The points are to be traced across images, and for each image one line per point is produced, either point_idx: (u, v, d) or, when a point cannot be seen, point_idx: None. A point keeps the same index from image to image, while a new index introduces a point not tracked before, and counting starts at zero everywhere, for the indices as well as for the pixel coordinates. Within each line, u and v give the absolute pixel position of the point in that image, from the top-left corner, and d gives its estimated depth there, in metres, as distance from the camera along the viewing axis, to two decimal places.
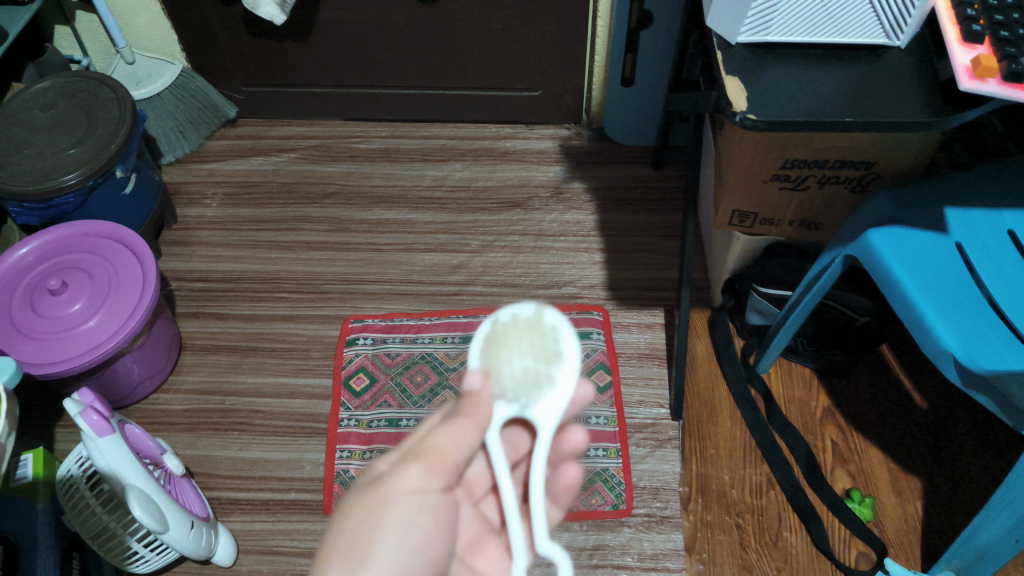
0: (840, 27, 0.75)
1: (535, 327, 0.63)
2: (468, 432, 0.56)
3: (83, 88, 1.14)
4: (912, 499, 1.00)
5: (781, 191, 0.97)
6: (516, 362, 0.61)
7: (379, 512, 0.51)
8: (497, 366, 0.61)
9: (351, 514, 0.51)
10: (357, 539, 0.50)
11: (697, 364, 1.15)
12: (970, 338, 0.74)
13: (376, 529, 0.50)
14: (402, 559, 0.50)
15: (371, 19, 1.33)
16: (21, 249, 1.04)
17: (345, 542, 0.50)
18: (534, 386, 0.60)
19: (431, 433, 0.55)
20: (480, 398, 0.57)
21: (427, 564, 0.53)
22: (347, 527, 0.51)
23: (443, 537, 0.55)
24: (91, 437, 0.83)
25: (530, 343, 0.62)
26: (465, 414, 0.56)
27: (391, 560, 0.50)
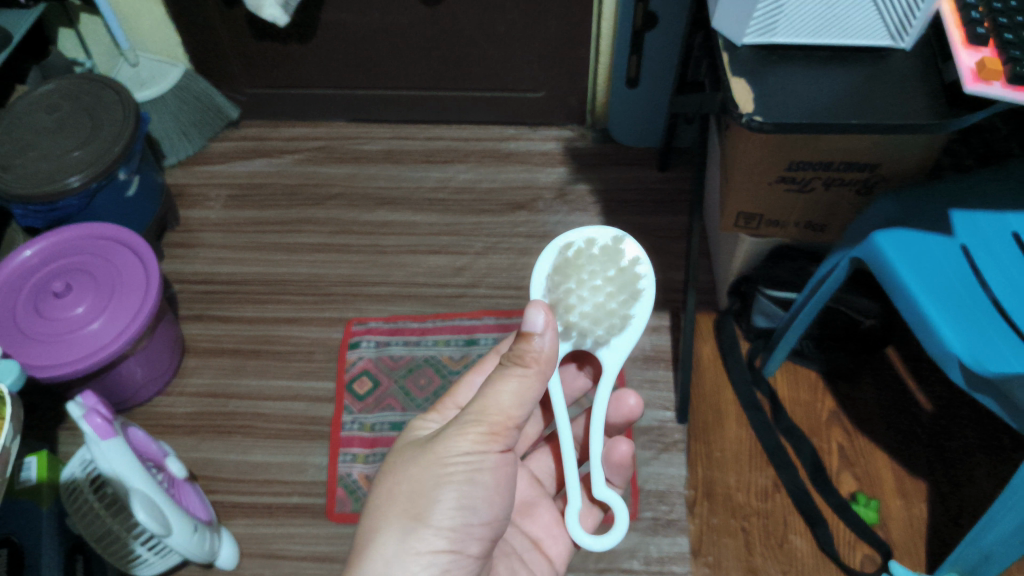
0: (847, 29, 0.73)
1: (610, 260, 0.69)
2: (530, 388, 0.59)
3: (86, 90, 1.14)
4: (918, 502, 0.99)
5: (787, 193, 0.97)
6: (588, 295, 0.68)
7: (437, 476, 0.59)
8: (567, 301, 0.67)
9: (414, 472, 0.59)
10: (417, 498, 0.58)
11: (702, 367, 1.14)
12: (975, 340, 0.73)
13: (434, 491, 0.58)
14: (457, 516, 0.59)
15: (374, 21, 1.32)
16: (25, 251, 1.04)
17: (409, 496, 0.59)
18: (601, 322, 0.67)
19: (490, 392, 0.59)
20: (544, 339, 0.59)
21: (482, 518, 0.61)
22: (409, 485, 0.59)
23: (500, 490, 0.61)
24: (94, 440, 0.82)
25: (602, 277, 0.68)
26: (530, 366, 0.59)
27: (448, 517, 0.58)
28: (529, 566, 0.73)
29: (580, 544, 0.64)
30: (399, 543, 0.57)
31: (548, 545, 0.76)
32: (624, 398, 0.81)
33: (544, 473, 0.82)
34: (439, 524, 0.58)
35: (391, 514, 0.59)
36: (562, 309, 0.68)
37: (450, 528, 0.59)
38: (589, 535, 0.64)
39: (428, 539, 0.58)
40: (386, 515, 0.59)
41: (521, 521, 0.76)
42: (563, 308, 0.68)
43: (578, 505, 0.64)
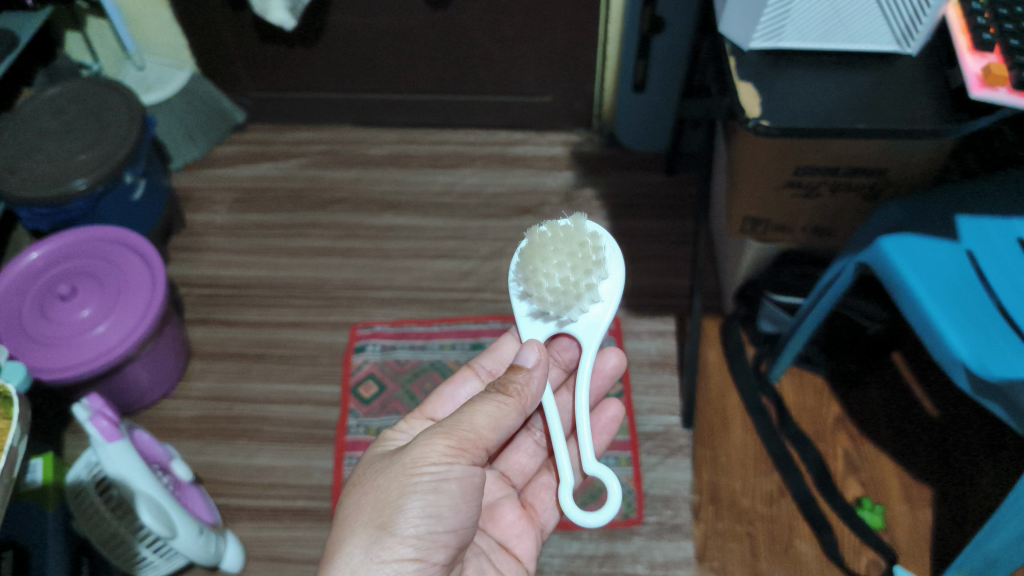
0: (853, 35, 0.73)
1: (572, 236, 0.68)
2: (506, 414, 0.62)
3: (93, 93, 1.14)
4: (923, 508, 0.99)
5: (793, 198, 0.97)
6: (554, 272, 0.66)
7: (401, 484, 0.58)
8: (537, 280, 0.66)
9: (382, 481, 0.59)
10: (383, 506, 0.58)
11: (708, 373, 1.14)
12: (982, 345, 0.73)
13: (398, 499, 0.57)
14: (422, 524, 0.57)
15: (381, 26, 1.32)
16: (31, 254, 1.04)
17: (375, 504, 0.58)
18: (571, 297, 0.66)
19: (468, 412, 0.61)
20: (532, 379, 0.64)
21: (447, 526, 0.59)
22: (376, 495, 0.59)
23: (470, 502, 0.59)
24: (102, 442, 0.82)
25: (566, 252, 0.67)
26: (510, 396, 0.62)
27: (412, 525, 0.57)
28: (497, 563, 0.71)
29: (571, 518, 0.61)
30: (363, 549, 0.57)
31: (516, 546, 0.74)
32: (606, 359, 0.86)
33: (516, 471, 0.81)
34: (403, 533, 0.57)
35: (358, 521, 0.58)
36: (533, 287, 0.67)
37: (415, 536, 0.57)
38: (582, 511, 0.61)
39: (391, 546, 0.57)
40: (353, 521, 0.59)
41: (487, 525, 0.75)
42: (534, 285, 0.67)
43: (570, 481, 0.62)
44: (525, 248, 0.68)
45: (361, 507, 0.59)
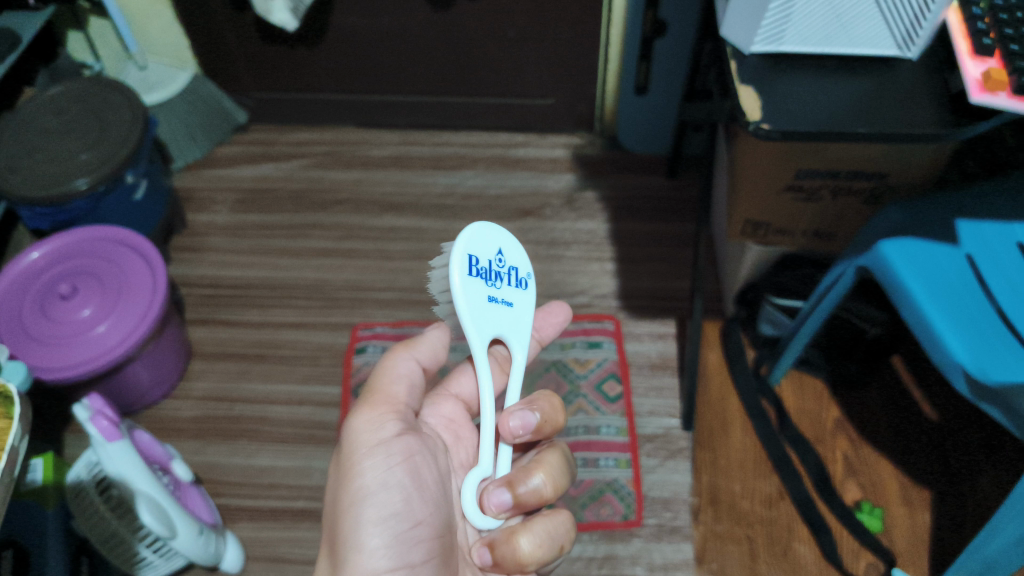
0: (854, 39, 0.74)
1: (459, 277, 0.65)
2: (398, 369, 0.65)
3: (96, 92, 1.14)
4: (923, 511, 1.00)
5: (794, 202, 0.97)
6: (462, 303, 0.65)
7: (348, 493, 0.59)
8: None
9: (334, 501, 0.60)
10: (342, 525, 0.58)
11: (708, 376, 1.14)
12: (980, 349, 0.73)
13: (351, 512, 0.58)
14: (384, 528, 0.57)
15: (384, 27, 1.33)
16: (32, 253, 1.04)
17: (334, 526, 0.59)
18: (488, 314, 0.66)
19: (367, 393, 0.64)
20: (423, 339, 0.68)
21: (411, 521, 0.58)
22: (335, 517, 0.59)
23: (420, 487, 0.60)
24: (101, 442, 0.82)
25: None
26: (396, 350, 0.66)
27: (375, 535, 0.57)
28: None
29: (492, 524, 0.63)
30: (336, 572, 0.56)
31: None
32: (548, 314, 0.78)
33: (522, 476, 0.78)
34: (369, 541, 0.57)
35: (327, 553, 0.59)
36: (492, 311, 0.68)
37: (383, 544, 0.57)
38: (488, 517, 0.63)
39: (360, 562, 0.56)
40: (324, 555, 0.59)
41: None
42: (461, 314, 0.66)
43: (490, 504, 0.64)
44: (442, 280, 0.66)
45: (329, 536, 0.59)
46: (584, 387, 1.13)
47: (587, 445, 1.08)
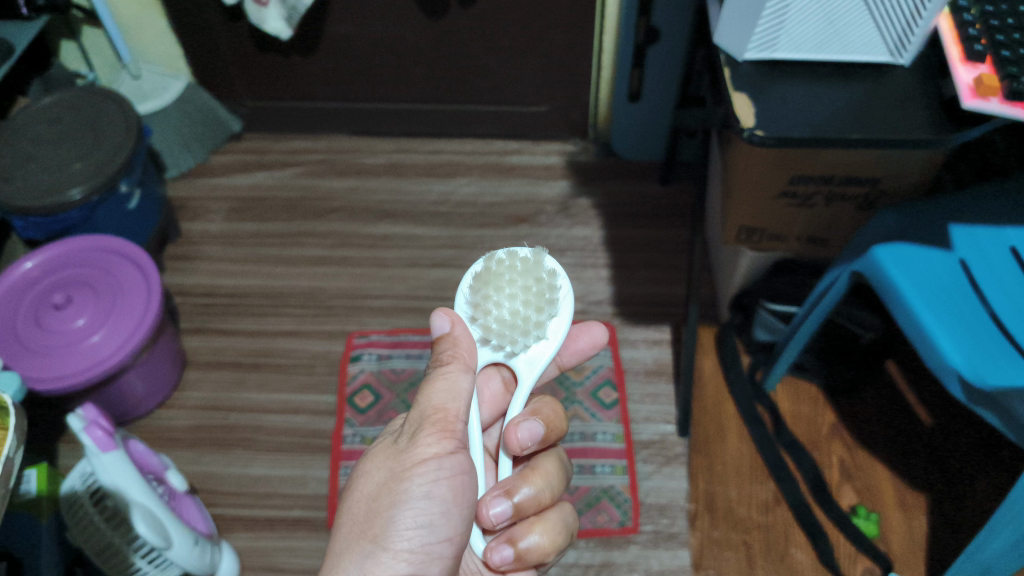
0: (847, 45, 0.73)
1: (529, 271, 0.69)
2: (459, 382, 0.61)
3: (89, 102, 1.14)
4: (919, 516, 0.99)
5: (788, 207, 0.97)
6: (505, 301, 0.67)
7: (392, 491, 0.58)
8: (487, 306, 0.67)
9: (370, 490, 0.59)
10: (374, 518, 0.58)
11: (704, 382, 1.14)
12: (974, 354, 0.73)
13: (388, 511, 0.58)
14: (414, 535, 0.58)
15: (376, 35, 1.33)
16: (26, 262, 1.04)
17: (360, 513, 0.59)
18: (518, 329, 0.66)
19: (427, 391, 0.61)
20: (458, 339, 0.64)
21: (442, 536, 0.59)
22: (367, 504, 0.59)
23: (459, 506, 0.60)
24: (96, 453, 0.82)
25: (521, 284, 0.68)
26: (449, 362, 0.62)
27: (404, 538, 0.57)
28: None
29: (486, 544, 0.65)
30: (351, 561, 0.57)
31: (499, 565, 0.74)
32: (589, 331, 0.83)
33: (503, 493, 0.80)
34: (396, 542, 0.57)
35: (345, 535, 0.59)
36: (480, 313, 0.67)
37: (408, 549, 0.57)
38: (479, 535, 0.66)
39: (380, 558, 0.57)
40: (341, 536, 0.59)
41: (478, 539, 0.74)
42: (519, 327, 0.66)
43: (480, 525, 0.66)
44: (534, 291, 0.68)
45: (349, 521, 0.59)
46: (580, 394, 1.13)
47: (583, 452, 1.08)
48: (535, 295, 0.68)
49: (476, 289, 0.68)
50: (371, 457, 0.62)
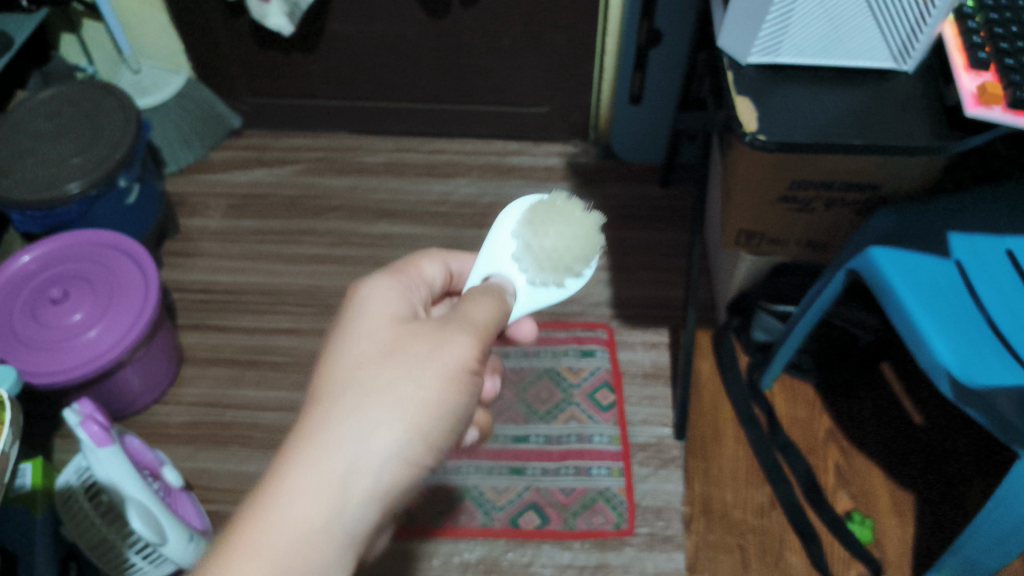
0: (851, 50, 0.73)
1: (582, 211, 0.66)
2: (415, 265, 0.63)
3: (88, 96, 1.14)
4: (912, 520, 1.00)
5: (788, 212, 0.97)
6: (554, 234, 0.63)
7: (385, 376, 0.50)
8: (536, 231, 0.64)
9: (343, 352, 0.52)
10: (361, 368, 0.51)
11: (701, 385, 1.15)
12: (967, 356, 0.73)
13: (377, 358, 0.51)
14: (415, 361, 0.51)
15: (378, 33, 1.32)
16: (22, 256, 1.03)
17: (335, 393, 0.50)
18: (553, 267, 0.63)
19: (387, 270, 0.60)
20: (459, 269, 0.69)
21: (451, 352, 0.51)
22: (348, 363, 0.51)
23: (456, 408, 0.51)
24: (91, 448, 0.81)
25: (573, 222, 0.64)
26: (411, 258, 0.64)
27: (404, 363, 0.50)
28: None
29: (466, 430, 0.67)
30: (318, 447, 0.48)
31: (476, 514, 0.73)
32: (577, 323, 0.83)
33: None
34: (378, 428, 0.48)
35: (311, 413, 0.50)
36: (527, 237, 0.64)
37: (411, 371, 0.50)
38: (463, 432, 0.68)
39: (353, 452, 0.48)
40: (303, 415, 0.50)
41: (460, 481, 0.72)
42: (556, 262, 0.63)
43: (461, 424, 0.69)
44: (581, 229, 0.64)
45: (320, 394, 0.50)
46: (577, 396, 1.13)
47: (579, 453, 1.08)
48: (585, 236, 0.64)
49: (533, 208, 0.65)
50: (356, 333, 0.53)
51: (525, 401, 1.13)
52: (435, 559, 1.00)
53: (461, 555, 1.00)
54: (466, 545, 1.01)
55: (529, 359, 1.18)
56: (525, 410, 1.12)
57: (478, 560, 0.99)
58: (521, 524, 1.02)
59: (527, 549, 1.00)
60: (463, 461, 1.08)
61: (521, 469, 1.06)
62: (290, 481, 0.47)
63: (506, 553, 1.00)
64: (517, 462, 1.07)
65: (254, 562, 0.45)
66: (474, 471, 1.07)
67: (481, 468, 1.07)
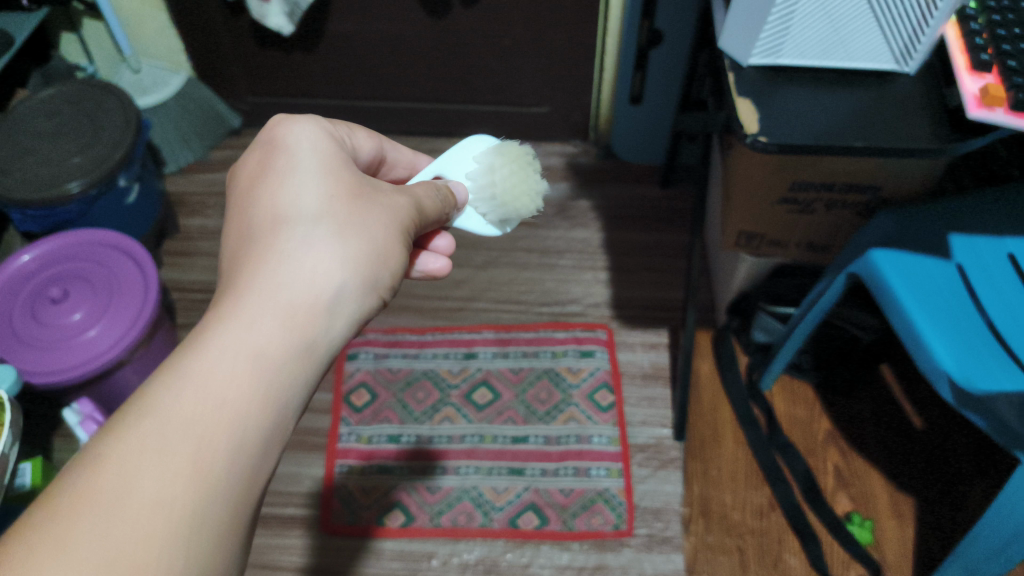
0: (852, 52, 0.73)
1: (532, 168, 0.73)
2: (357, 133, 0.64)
3: (89, 96, 1.14)
4: (912, 522, 0.99)
5: (789, 214, 0.97)
6: (502, 173, 0.70)
7: (332, 213, 0.52)
8: (494, 162, 0.70)
9: (286, 187, 0.53)
10: (305, 207, 0.52)
11: (700, 386, 1.15)
12: (967, 359, 0.73)
13: (321, 196, 0.53)
14: (357, 210, 0.53)
15: (378, 32, 1.32)
16: (22, 255, 1.03)
17: (282, 229, 0.52)
18: (485, 194, 0.69)
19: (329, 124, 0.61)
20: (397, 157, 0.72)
21: (388, 211, 0.55)
22: (289, 198, 0.53)
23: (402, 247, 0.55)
24: (87, 446, 0.99)
25: (521, 172, 0.71)
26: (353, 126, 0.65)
27: (347, 210, 0.53)
28: None
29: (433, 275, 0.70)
30: (273, 280, 0.50)
31: None
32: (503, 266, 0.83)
33: None
34: (321, 261, 0.51)
35: (259, 252, 0.51)
36: (485, 163, 0.70)
37: (352, 217, 0.53)
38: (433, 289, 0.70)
39: (310, 281, 0.50)
40: (249, 256, 0.51)
41: None
42: (490, 190, 0.69)
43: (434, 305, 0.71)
44: (522, 180, 0.70)
45: (263, 234, 0.51)
46: (576, 396, 1.13)
47: (578, 454, 1.07)
48: (529, 188, 0.71)
49: (506, 146, 0.72)
50: (288, 173, 0.54)
51: (524, 401, 1.13)
52: (433, 559, 0.99)
53: (460, 556, 1.00)
54: (465, 545, 1.01)
55: (528, 359, 1.18)
56: (524, 410, 1.12)
57: (477, 560, 0.99)
58: (520, 524, 1.02)
59: (525, 549, 1.00)
60: (462, 461, 1.08)
61: (521, 470, 1.06)
62: (248, 310, 0.48)
63: (504, 554, 0.99)
64: (516, 462, 1.07)
65: (222, 383, 0.45)
66: (474, 471, 1.07)
67: (481, 468, 1.07)
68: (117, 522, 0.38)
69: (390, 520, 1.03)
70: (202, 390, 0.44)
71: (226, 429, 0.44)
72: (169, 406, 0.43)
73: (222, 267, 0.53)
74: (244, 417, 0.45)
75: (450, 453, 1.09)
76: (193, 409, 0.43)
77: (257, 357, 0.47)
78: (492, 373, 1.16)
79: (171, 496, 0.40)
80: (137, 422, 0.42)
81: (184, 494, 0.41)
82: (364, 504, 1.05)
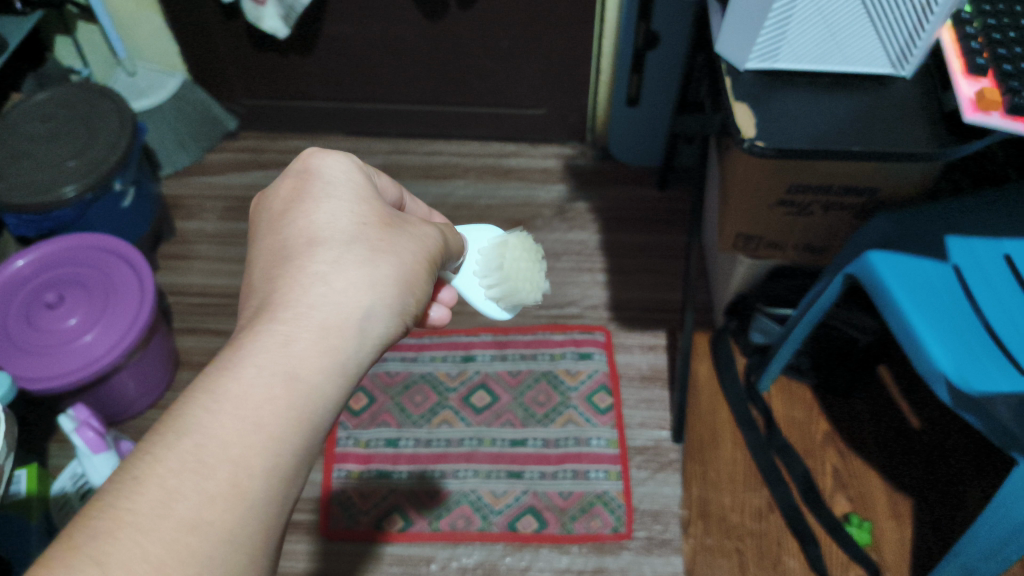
0: (849, 57, 0.73)
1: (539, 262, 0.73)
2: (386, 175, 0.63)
3: (85, 99, 1.13)
4: (910, 523, 0.99)
5: (787, 216, 0.97)
6: (513, 257, 0.70)
7: (362, 239, 0.52)
8: (508, 242, 0.70)
9: (318, 212, 0.53)
10: (337, 232, 0.52)
11: (698, 388, 1.14)
12: (964, 361, 0.73)
13: (352, 222, 0.53)
14: (387, 236, 0.53)
15: (374, 34, 1.31)
16: (17, 261, 1.02)
17: (315, 252, 0.51)
18: (493, 264, 0.68)
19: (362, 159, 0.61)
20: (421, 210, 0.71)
21: (415, 241, 0.54)
22: (321, 223, 0.53)
23: (429, 274, 0.55)
24: (87, 454, 0.90)
25: (529, 263, 0.71)
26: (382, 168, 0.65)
27: (377, 235, 0.53)
28: None
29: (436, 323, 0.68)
30: (302, 305, 0.49)
31: None
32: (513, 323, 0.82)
33: None
34: (351, 285, 0.50)
35: (292, 276, 0.50)
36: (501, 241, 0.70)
37: (383, 242, 0.52)
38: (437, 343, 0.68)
39: (341, 304, 0.49)
40: (282, 280, 0.50)
41: None
42: (499, 262, 0.69)
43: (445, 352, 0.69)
44: (527, 269, 0.71)
45: (295, 257, 0.51)
46: (575, 399, 1.13)
47: (577, 456, 1.07)
48: (533, 282, 0.71)
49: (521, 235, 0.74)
50: (321, 199, 0.54)
51: (523, 404, 1.13)
52: (432, 563, 0.99)
53: (458, 560, 0.99)
54: (464, 549, 1.00)
55: (527, 361, 1.17)
56: (522, 413, 1.12)
57: (476, 564, 0.99)
58: (519, 528, 1.01)
59: (524, 553, 1.00)
60: (461, 464, 1.07)
61: (519, 473, 1.06)
62: (280, 333, 0.47)
63: (503, 557, 0.99)
64: (515, 465, 1.07)
65: (256, 405, 0.44)
66: (472, 474, 1.06)
67: (479, 472, 1.07)
68: (154, 544, 0.38)
69: (388, 525, 1.03)
70: (236, 412, 0.43)
71: (258, 451, 0.43)
72: (203, 427, 0.42)
73: (253, 289, 0.52)
74: (277, 440, 0.43)
75: (449, 456, 1.08)
76: (228, 431, 0.42)
77: (291, 379, 0.45)
78: (489, 376, 1.16)
79: (203, 518, 0.39)
80: (171, 443, 0.41)
81: (219, 517, 0.40)
82: (363, 509, 1.04)
